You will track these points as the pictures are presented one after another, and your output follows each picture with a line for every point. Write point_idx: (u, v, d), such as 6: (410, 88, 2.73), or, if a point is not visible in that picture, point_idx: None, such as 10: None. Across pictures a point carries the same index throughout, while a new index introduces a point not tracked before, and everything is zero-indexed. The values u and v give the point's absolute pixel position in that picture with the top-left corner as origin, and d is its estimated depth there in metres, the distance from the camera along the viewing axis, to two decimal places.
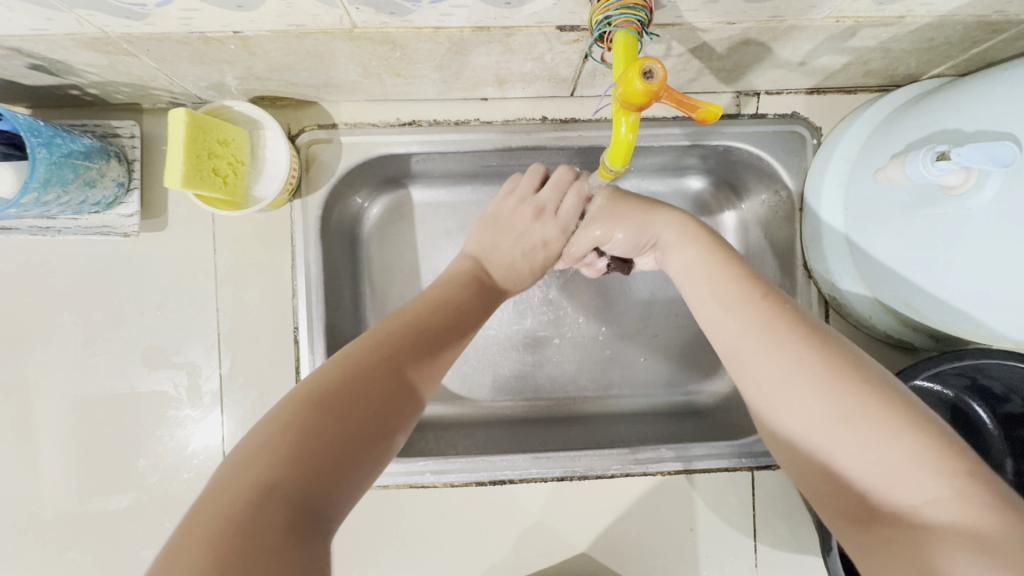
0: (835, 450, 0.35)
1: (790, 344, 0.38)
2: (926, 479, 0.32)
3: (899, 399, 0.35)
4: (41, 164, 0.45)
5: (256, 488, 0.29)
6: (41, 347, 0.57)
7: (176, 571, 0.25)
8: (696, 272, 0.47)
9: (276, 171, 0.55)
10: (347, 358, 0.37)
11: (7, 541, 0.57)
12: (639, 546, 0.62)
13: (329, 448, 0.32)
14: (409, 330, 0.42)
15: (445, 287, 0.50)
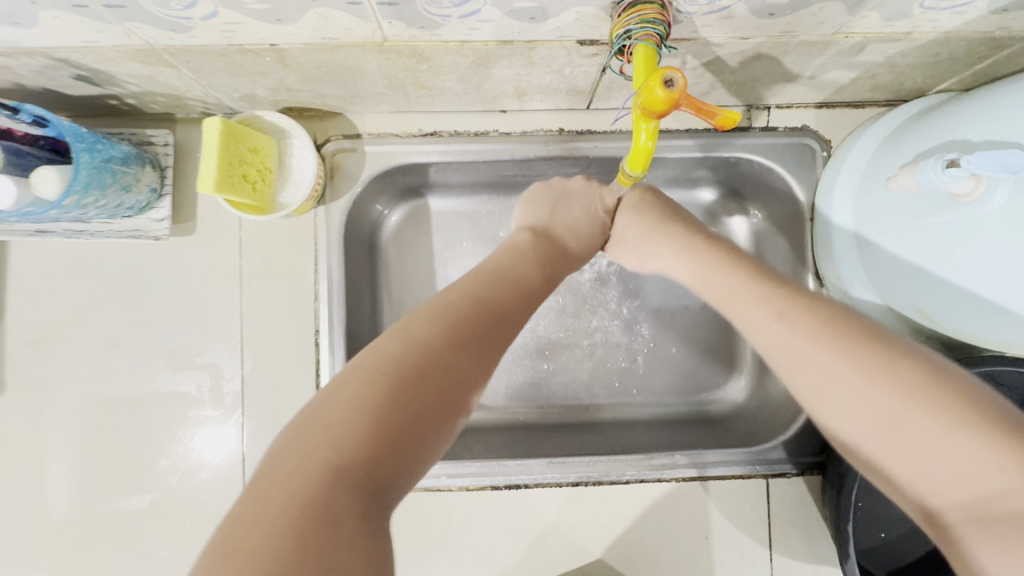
0: (887, 455, 0.33)
1: (819, 354, 0.37)
2: (993, 476, 0.29)
3: (945, 390, 0.32)
4: (84, 168, 0.47)
5: (324, 467, 0.30)
6: (69, 347, 0.59)
7: (251, 536, 0.28)
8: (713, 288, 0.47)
9: (302, 178, 0.57)
10: (413, 329, 0.38)
11: (29, 538, 0.57)
12: (654, 555, 0.61)
13: (398, 431, 0.33)
14: (469, 305, 0.42)
15: (509, 257, 0.50)
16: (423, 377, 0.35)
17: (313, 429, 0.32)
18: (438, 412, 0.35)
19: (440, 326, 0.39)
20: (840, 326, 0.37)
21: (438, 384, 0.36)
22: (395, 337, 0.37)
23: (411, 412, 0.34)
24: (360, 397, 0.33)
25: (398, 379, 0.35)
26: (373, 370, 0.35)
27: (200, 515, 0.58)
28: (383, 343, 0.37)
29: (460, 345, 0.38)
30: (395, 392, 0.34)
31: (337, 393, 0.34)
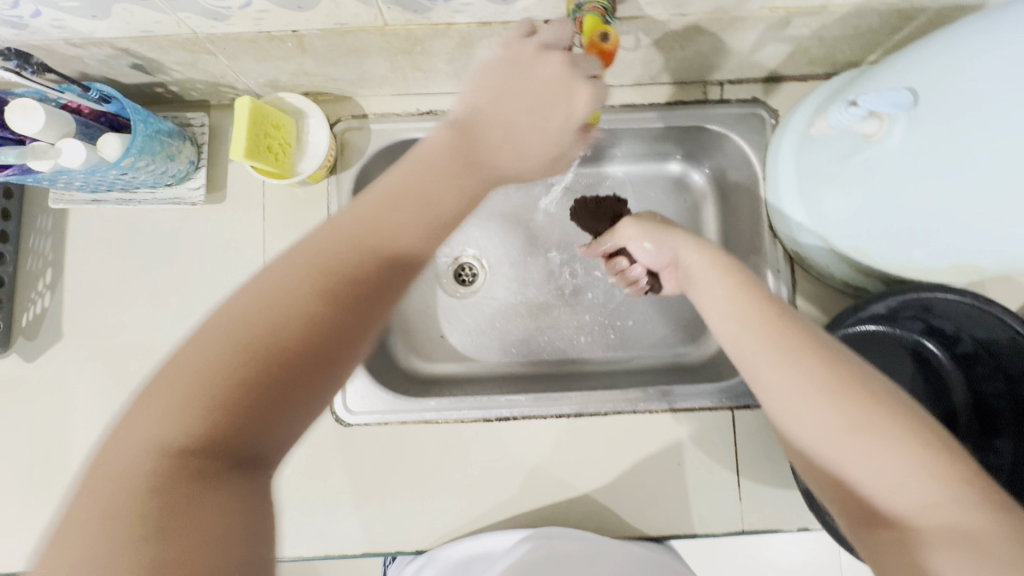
0: (848, 456, 0.40)
1: (806, 360, 0.43)
2: (923, 487, 0.38)
3: (899, 410, 0.41)
4: (140, 135, 0.56)
5: (163, 440, 0.30)
6: (114, 300, 0.68)
7: (90, 504, 0.28)
8: (712, 289, 0.52)
9: (316, 151, 0.66)
10: (279, 272, 0.36)
11: (78, 467, 0.65)
12: (632, 484, 0.68)
13: (248, 388, 0.32)
14: (352, 236, 0.38)
15: (410, 181, 0.42)
16: (282, 328, 0.34)
17: (164, 392, 0.31)
18: (311, 369, 0.34)
19: (308, 267, 0.36)
20: (819, 343, 0.45)
21: (300, 351, 0.34)
22: (258, 296, 0.35)
23: (257, 385, 0.32)
24: (203, 374, 0.32)
25: (260, 343, 0.33)
26: (234, 332, 0.33)
27: None
28: (244, 300, 0.35)
29: (311, 318, 0.35)
30: (240, 364, 0.32)
31: (197, 356, 0.32)
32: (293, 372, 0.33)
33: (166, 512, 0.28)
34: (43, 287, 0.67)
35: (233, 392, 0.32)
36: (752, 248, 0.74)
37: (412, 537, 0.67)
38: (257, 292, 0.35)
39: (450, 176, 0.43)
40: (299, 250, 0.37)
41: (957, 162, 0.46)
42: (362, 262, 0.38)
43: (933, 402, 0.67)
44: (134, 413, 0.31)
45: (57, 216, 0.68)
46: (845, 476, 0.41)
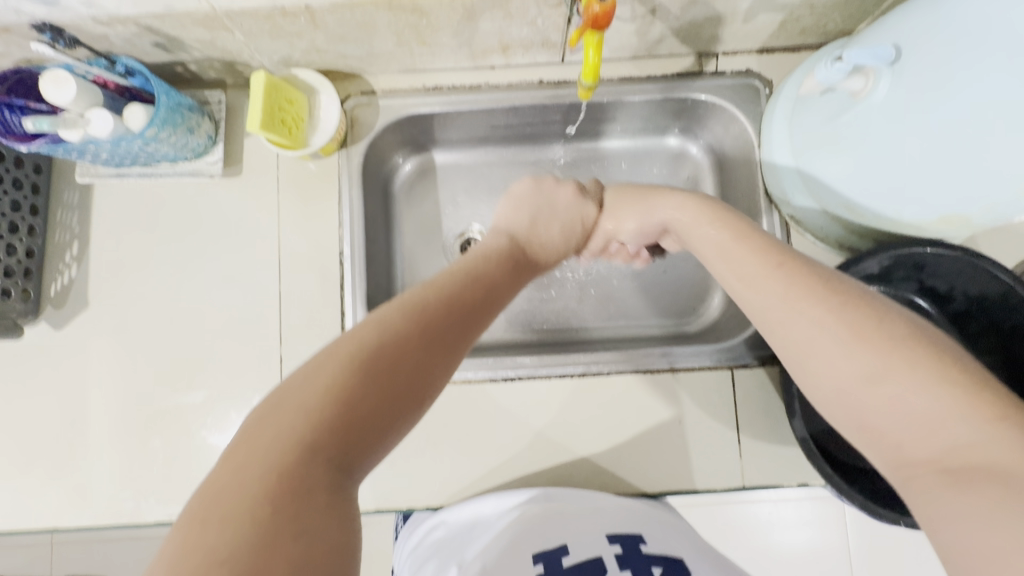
0: (871, 403, 0.40)
1: (814, 312, 0.44)
2: (955, 428, 0.36)
3: (927, 351, 0.40)
4: (164, 107, 0.59)
5: (300, 447, 0.36)
6: (137, 270, 0.71)
7: (233, 499, 0.33)
8: (713, 246, 0.55)
9: (327, 125, 0.69)
10: (384, 322, 0.44)
11: (103, 428, 0.68)
12: (635, 443, 0.70)
13: (366, 413, 0.39)
14: (441, 302, 0.49)
15: (474, 269, 0.55)
16: (389, 364, 0.42)
17: (289, 409, 0.38)
18: (408, 395, 0.42)
19: (410, 319, 0.45)
20: (845, 291, 0.45)
21: (396, 389, 0.41)
22: (373, 333, 0.43)
23: (363, 412, 0.39)
24: (318, 395, 0.38)
25: (372, 366, 0.41)
26: (341, 363, 0.41)
27: (244, 405, 0.69)
28: (356, 335, 0.43)
29: (409, 356, 0.43)
30: (353, 389, 0.39)
31: (314, 377, 0.40)
32: (395, 397, 0.41)
33: (289, 502, 0.34)
34: (70, 258, 0.71)
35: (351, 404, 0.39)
36: (750, 215, 0.76)
37: (422, 495, 0.70)
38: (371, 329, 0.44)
39: (510, 273, 0.58)
40: (399, 298, 0.48)
41: (940, 119, 0.48)
42: (453, 321, 0.48)
43: None
44: (257, 428, 0.37)
45: (82, 191, 0.71)
46: (871, 425, 0.40)
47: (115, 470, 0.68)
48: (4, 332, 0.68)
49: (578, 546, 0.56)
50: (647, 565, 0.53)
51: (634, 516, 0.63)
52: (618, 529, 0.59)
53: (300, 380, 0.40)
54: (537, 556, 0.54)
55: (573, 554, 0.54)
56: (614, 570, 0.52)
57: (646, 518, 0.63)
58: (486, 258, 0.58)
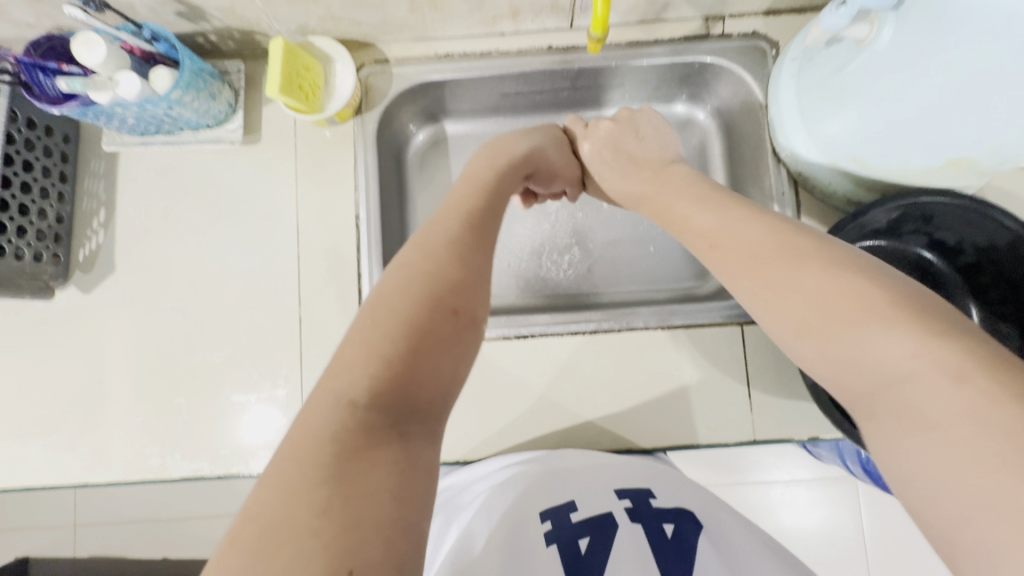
0: (816, 358, 0.40)
1: (747, 280, 0.46)
2: (890, 367, 0.36)
3: (857, 291, 0.39)
4: (188, 71, 0.62)
5: (348, 400, 0.36)
6: (161, 236, 0.73)
7: (301, 461, 0.33)
8: (675, 216, 0.56)
9: (343, 92, 0.71)
10: (402, 265, 0.44)
11: (130, 388, 0.71)
12: (646, 398, 0.71)
13: (409, 351, 0.39)
14: (455, 236, 0.48)
15: (479, 191, 0.55)
16: (423, 298, 0.41)
17: (336, 369, 0.38)
18: (457, 331, 0.42)
19: (426, 256, 0.45)
20: (800, 245, 0.45)
21: (433, 322, 0.40)
22: (398, 276, 0.43)
23: (407, 347, 0.39)
24: (365, 347, 0.38)
25: (413, 308, 0.40)
26: (375, 311, 0.41)
27: (265, 364, 0.71)
28: (393, 285, 0.42)
29: (438, 288, 0.42)
30: (391, 331, 0.39)
31: (366, 331, 0.39)
32: (444, 337, 0.41)
33: (354, 451, 0.34)
34: (97, 225, 0.73)
35: (403, 351, 0.38)
36: (758, 176, 0.77)
37: (437, 452, 0.71)
38: (405, 275, 0.43)
39: (502, 177, 0.58)
40: (414, 239, 0.47)
41: (949, 58, 0.48)
42: (472, 249, 0.47)
43: None
44: (316, 393, 0.37)
45: (109, 160, 0.74)
46: (825, 375, 0.40)
47: (141, 427, 0.70)
48: (34, 293, 0.70)
49: (587, 502, 0.57)
50: (657, 519, 0.54)
51: (639, 471, 0.63)
52: (626, 483, 0.60)
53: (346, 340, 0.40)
54: (544, 513, 0.56)
55: (581, 510, 0.56)
56: (623, 524, 0.54)
57: (656, 475, 0.63)
58: (476, 175, 0.58)
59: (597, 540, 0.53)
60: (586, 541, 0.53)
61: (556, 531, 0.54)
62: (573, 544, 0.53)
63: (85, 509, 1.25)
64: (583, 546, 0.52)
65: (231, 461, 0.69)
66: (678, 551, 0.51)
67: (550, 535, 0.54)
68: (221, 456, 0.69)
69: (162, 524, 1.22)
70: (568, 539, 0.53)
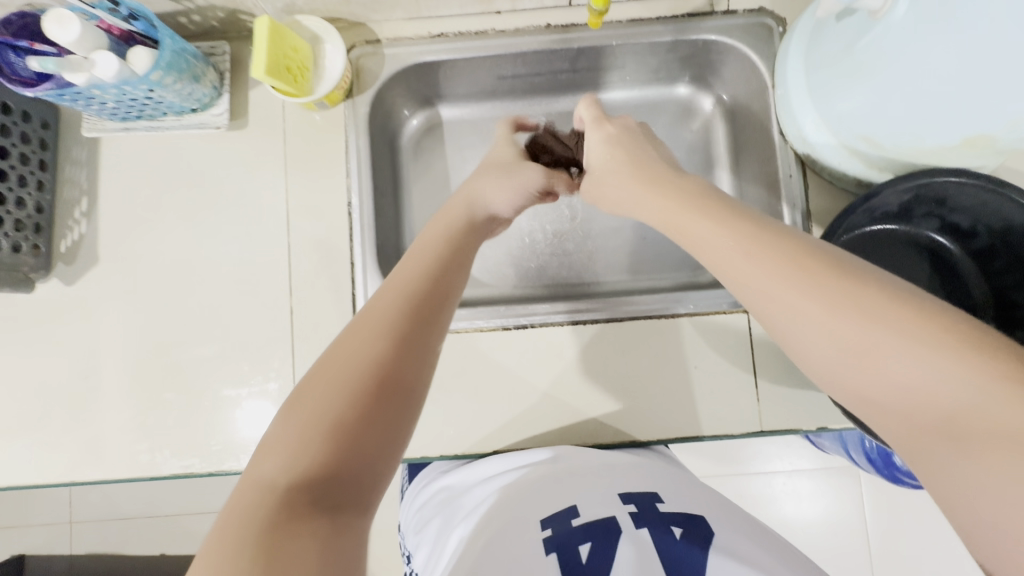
0: (861, 378, 0.36)
1: (781, 288, 0.40)
2: (954, 393, 0.32)
3: (908, 309, 0.36)
4: (168, 51, 0.59)
5: (275, 477, 0.35)
6: (146, 226, 0.71)
7: (222, 544, 0.32)
8: (679, 213, 0.49)
9: (332, 74, 0.68)
10: (345, 333, 0.44)
11: (116, 384, 0.68)
12: (649, 389, 0.69)
13: (344, 423, 0.38)
14: (403, 297, 0.47)
15: (434, 245, 0.54)
16: (360, 369, 0.41)
17: (268, 445, 0.38)
18: (395, 399, 0.41)
19: (369, 322, 0.45)
20: (819, 256, 0.40)
21: (369, 392, 0.40)
22: (341, 344, 0.43)
23: (341, 417, 0.39)
24: (296, 421, 0.38)
25: (349, 379, 0.40)
26: (313, 384, 0.41)
27: (256, 358, 0.69)
28: (326, 357, 0.42)
29: (379, 355, 0.42)
30: (325, 404, 0.39)
31: (301, 405, 0.39)
32: (365, 408, 0.40)
33: (276, 531, 0.32)
34: (80, 215, 0.70)
35: (323, 428, 0.38)
36: (763, 158, 0.74)
37: (434, 446, 0.69)
38: (335, 347, 0.43)
39: (459, 232, 0.57)
40: (363, 305, 0.47)
41: (961, 34, 0.45)
42: (419, 312, 0.47)
43: (952, 298, 0.68)
44: (248, 469, 0.37)
45: (90, 147, 0.71)
46: (865, 397, 0.36)
47: (129, 424, 0.68)
48: (15, 285, 0.67)
49: (589, 508, 0.55)
50: (663, 524, 0.51)
51: (644, 476, 0.61)
52: (631, 489, 0.57)
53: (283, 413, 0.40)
54: (545, 521, 0.54)
55: (582, 515, 0.53)
56: (626, 530, 0.51)
57: (664, 483, 0.60)
58: (433, 227, 0.58)
59: (598, 546, 0.50)
60: (587, 547, 0.50)
61: (557, 537, 0.51)
62: (573, 551, 0.50)
63: (80, 505, 1.24)
64: (584, 553, 0.49)
65: (222, 457, 0.67)
66: (686, 556, 0.48)
67: (549, 542, 0.51)
68: (212, 452, 0.67)
69: (166, 519, 1.22)
70: (568, 546, 0.50)
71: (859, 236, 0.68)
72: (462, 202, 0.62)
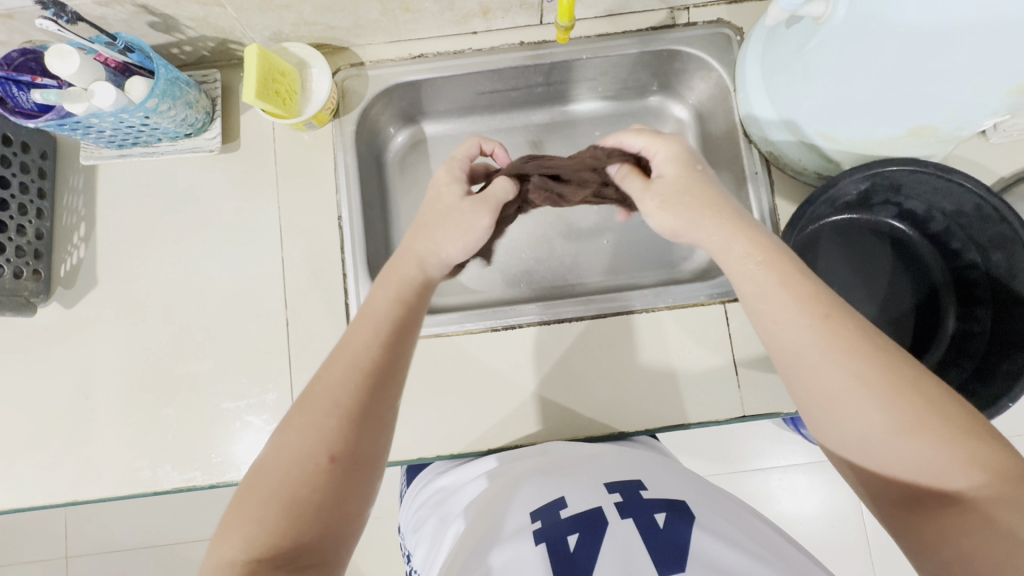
0: (894, 451, 0.42)
1: (848, 360, 0.45)
2: (971, 478, 0.40)
3: (945, 401, 0.43)
4: (163, 79, 0.62)
5: (239, 556, 0.42)
6: (142, 248, 0.73)
7: None
8: (735, 251, 0.52)
9: (319, 96, 0.72)
10: (302, 412, 0.48)
11: (116, 403, 0.70)
12: (635, 382, 0.72)
13: (301, 504, 0.44)
14: (355, 373, 0.50)
15: (389, 302, 0.56)
16: (311, 452, 0.46)
17: (232, 525, 0.44)
18: (347, 474, 0.47)
19: (323, 403, 0.48)
20: (884, 346, 0.45)
21: (322, 474, 0.46)
22: (296, 426, 0.48)
23: (297, 498, 0.44)
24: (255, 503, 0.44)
25: (298, 463, 0.46)
26: (272, 465, 0.46)
27: (254, 371, 0.71)
28: (286, 434, 0.48)
29: (331, 438, 0.47)
30: (282, 488, 0.45)
31: (258, 486, 0.45)
32: (323, 487, 0.45)
33: None
34: (78, 239, 0.73)
35: (287, 510, 0.44)
36: (731, 158, 0.79)
37: (431, 447, 0.71)
38: (294, 424, 0.48)
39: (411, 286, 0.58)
40: (318, 378, 0.50)
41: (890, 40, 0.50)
42: (370, 388, 0.50)
43: (914, 280, 0.72)
44: (216, 542, 0.44)
45: (87, 174, 0.74)
46: (884, 466, 0.43)
47: (130, 440, 0.69)
48: (17, 309, 0.68)
49: (576, 498, 0.54)
50: (648, 511, 0.51)
51: (629, 467, 0.61)
52: (616, 479, 0.57)
53: (247, 490, 0.46)
54: (534, 513, 0.53)
55: (570, 506, 0.53)
56: (613, 521, 0.50)
57: (650, 471, 0.61)
58: (389, 277, 0.58)
59: (586, 536, 0.49)
60: (575, 537, 0.49)
61: (546, 529, 0.51)
62: (561, 541, 0.49)
63: (77, 538, 1.23)
64: (571, 544, 0.49)
65: (223, 469, 0.69)
66: (671, 540, 0.47)
67: (539, 533, 0.50)
68: (213, 464, 0.69)
69: (167, 548, 1.22)
70: (557, 536, 0.50)
71: (823, 225, 0.72)
72: (407, 260, 0.59)
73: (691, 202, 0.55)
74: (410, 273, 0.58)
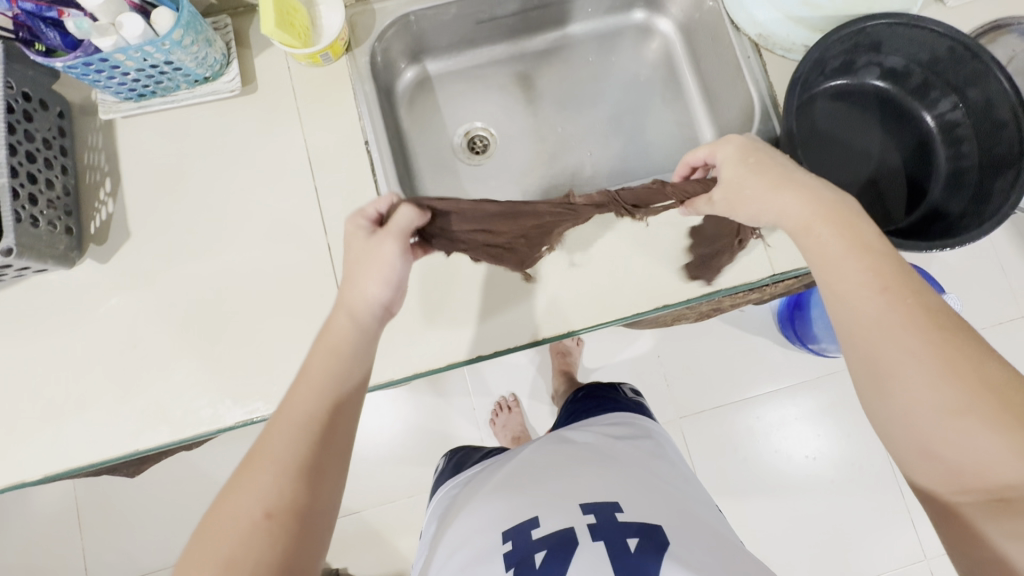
0: (941, 433, 0.47)
1: (913, 339, 0.49)
2: (1019, 466, 0.44)
3: (1019, 391, 0.46)
4: (187, 10, 0.63)
5: None
6: (171, 196, 0.73)
7: None
8: (807, 231, 0.56)
9: (331, 28, 0.74)
10: (251, 471, 0.51)
11: (166, 350, 0.69)
12: (673, 256, 0.73)
13: (244, 559, 0.46)
14: (302, 431, 0.53)
15: (330, 357, 0.58)
16: (252, 508, 0.48)
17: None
18: (287, 528, 0.48)
19: (268, 465, 0.51)
20: (955, 331, 0.49)
21: (263, 530, 0.47)
22: (240, 487, 0.50)
23: (241, 554, 0.46)
24: (202, 559, 0.46)
25: (236, 522, 0.48)
26: (216, 523, 0.48)
27: (302, 299, 0.71)
28: (226, 501, 0.49)
29: (278, 493, 0.49)
30: (225, 548, 0.46)
31: (205, 548, 0.47)
32: (263, 545, 0.47)
33: None
34: (105, 195, 0.72)
35: (223, 573, 0.45)
36: (720, 50, 0.84)
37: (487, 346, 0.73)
38: (237, 485, 0.50)
39: (356, 337, 0.60)
40: (264, 439, 0.53)
41: None
42: (313, 447, 0.53)
43: (901, 135, 0.79)
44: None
45: (105, 131, 0.74)
46: (928, 447, 0.48)
47: (185, 382, 0.69)
48: (56, 261, 0.67)
49: (549, 516, 0.61)
50: (619, 535, 0.57)
51: (618, 484, 0.65)
52: (591, 498, 0.63)
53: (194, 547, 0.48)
54: (506, 532, 0.61)
55: (542, 526, 0.60)
56: (583, 543, 0.57)
57: (620, 482, 0.66)
58: (331, 329, 0.60)
59: (554, 554, 0.57)
60: (542, 554, 0.57)
61: (516, 551, 0.58)
62: (529, 557, 0.57)
63: None
64: (539, 562, 0.56)
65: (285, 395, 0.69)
66: (638, 567, 0.54)
67: (510, 557, 0.58)
68: (275, 393, 0.69)
69: None
70: (524, 555, 0.57)
71: (816, 93, 0.78)
72: (343, 312, 0.61)
73: (785, 184, 0.58)
74: (339, 325, 0.60)
